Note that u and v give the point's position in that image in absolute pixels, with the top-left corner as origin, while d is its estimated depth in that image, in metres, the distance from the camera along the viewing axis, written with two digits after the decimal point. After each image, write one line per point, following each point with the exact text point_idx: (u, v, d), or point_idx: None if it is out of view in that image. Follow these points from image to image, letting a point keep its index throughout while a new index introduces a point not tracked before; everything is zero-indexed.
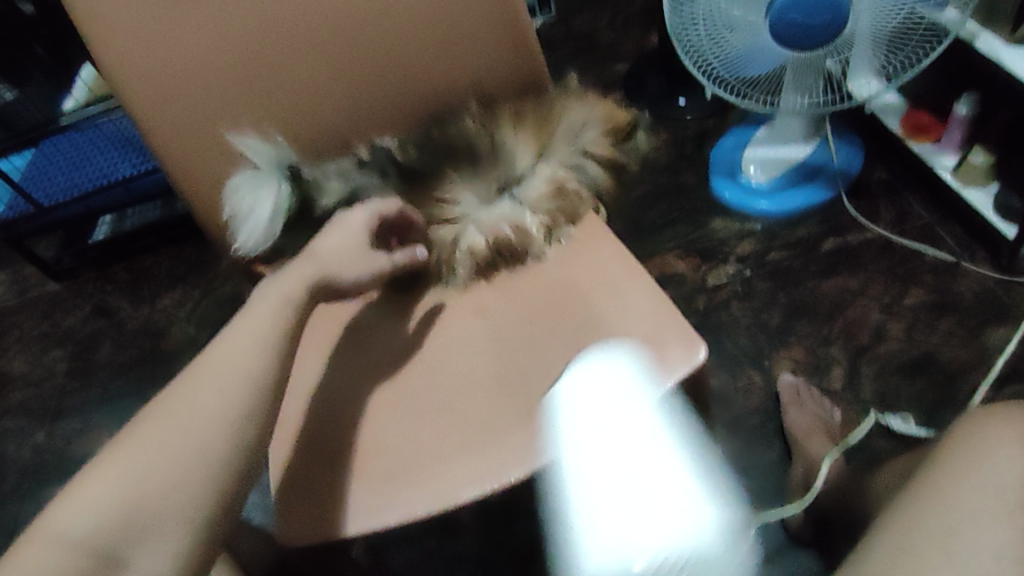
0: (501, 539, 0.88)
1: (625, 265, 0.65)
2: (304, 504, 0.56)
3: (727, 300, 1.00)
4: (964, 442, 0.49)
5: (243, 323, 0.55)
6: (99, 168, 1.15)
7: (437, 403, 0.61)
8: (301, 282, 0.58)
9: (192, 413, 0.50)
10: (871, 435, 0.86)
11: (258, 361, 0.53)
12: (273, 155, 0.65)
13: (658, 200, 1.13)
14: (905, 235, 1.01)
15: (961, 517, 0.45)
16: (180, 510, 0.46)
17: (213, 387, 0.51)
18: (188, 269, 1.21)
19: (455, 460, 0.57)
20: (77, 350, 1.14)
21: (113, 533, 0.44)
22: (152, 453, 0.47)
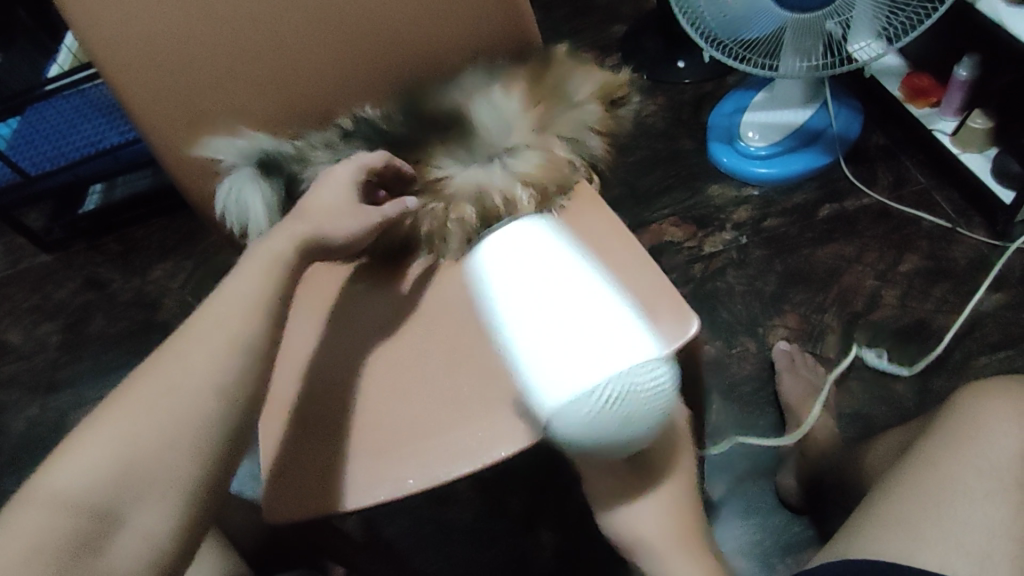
0: (495, 506, 0.89)
1: (622, 241, 0.64)
2: (299, 478, 0.58)
3: (723, 268, 1.00)
4: (969, 421, 0.56)
5: (234, 282, 0.49)
6: (86, 136, 1.12)
7: (427, 376, 0.61)
8: (290, 238, 0.53)
9: (185, 368, 0.44)
10: (863, 402, 0.87)
11: (249, 314, 0.48)
12: (243, 147, 0.66)
13: (654, 165, 1.11)
14: (902, 201, 1.01)
15: (963, 489, 0.52)
16: (176, 471, 0.41)
17: (209, 339, 0.46)
18: (180, 239, 1.20)
19: (447, 437, 0.57)
20: (70, 322, 1.14)
21: (109, 490, 0.39)
22: (146, 408, 0.42)
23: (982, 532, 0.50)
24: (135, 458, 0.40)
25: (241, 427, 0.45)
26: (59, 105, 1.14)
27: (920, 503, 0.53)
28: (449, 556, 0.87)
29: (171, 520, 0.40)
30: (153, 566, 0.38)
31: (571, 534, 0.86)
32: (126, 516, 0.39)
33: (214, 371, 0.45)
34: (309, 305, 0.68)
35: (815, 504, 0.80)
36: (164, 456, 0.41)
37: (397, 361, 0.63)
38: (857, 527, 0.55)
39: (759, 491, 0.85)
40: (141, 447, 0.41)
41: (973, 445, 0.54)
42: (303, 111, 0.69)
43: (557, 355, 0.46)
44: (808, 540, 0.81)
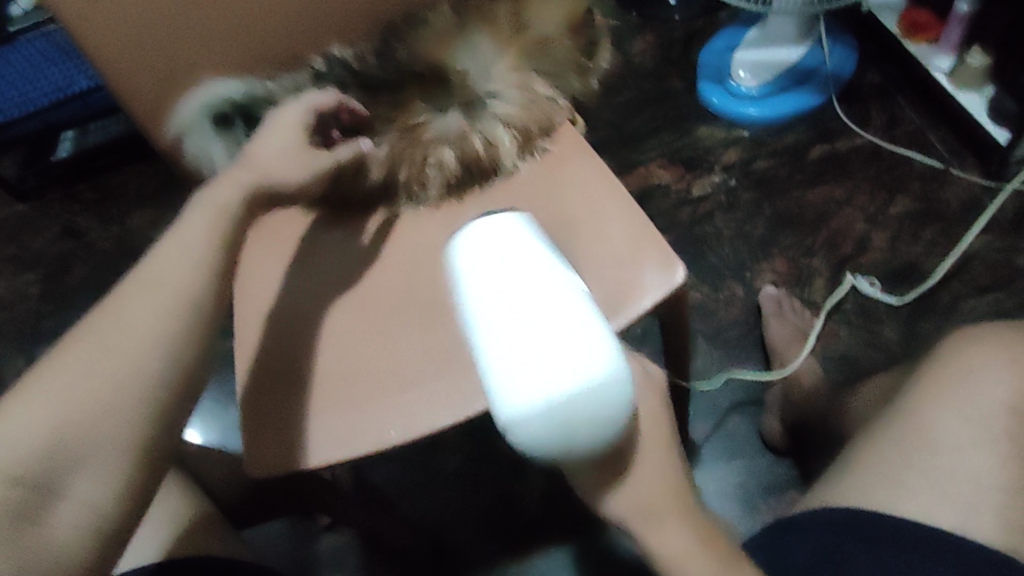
0: (481, 452, 0.90)
1: (604, 188, 0.63)
2: (274, 429, 0.57)
3: (711, 212, 0.98)
4: (955, 372, 0.59)
5: (175, 241, 0.47)
6: (51, 81, 1.05)
7: (405, 324, 0.60)
8: (237, 188, 0.51)
9: (123, 331, 0.43)
10: (848, 345, 0.87)
11: (194, 272, 0.46)
12: (201, 103, 0.64)
13: (643, 106, 1.07)
14: (896, 141, 0.99)
15: (950, 440, 0.55)
16: (114, 437, 0.40)
17: (146, 301, 0.44)
18: (157, 187, 1.17)
19: (426, 388, 0.57)
20: (49, 273, 1.12)
21: (40, 463, 0.38)
22: (82, 376, 0.41)
23: (969, 481, 0.53)
24: (70, 425, 0.39)
25: (189, 387, 0.44)
26: (23, 50, 1.06)
27: (908, 454, 0.56)
28: (434, 500, 0.89)
29: (106, 490, 0.39)
30: (95, 535, 0.39)
31: (557, 478, 0.87)
32: (64, 485, 0.39)
33: (154, 333, 0.43)
34: (278, 256, 0.65)
35: (798, 448, 0.81)
36: (102, 420, 0.40)
37: (373, 313, 0.61)
38: (848, 474, 0.58)
39: (743, 434, 0.86)
40: (77, 413, 0.40)
41: (960, 395, 0.57)
42: (270, 52, 0.65)
43: (522, 360, 0.41)
44: (789, 480, 0.82)
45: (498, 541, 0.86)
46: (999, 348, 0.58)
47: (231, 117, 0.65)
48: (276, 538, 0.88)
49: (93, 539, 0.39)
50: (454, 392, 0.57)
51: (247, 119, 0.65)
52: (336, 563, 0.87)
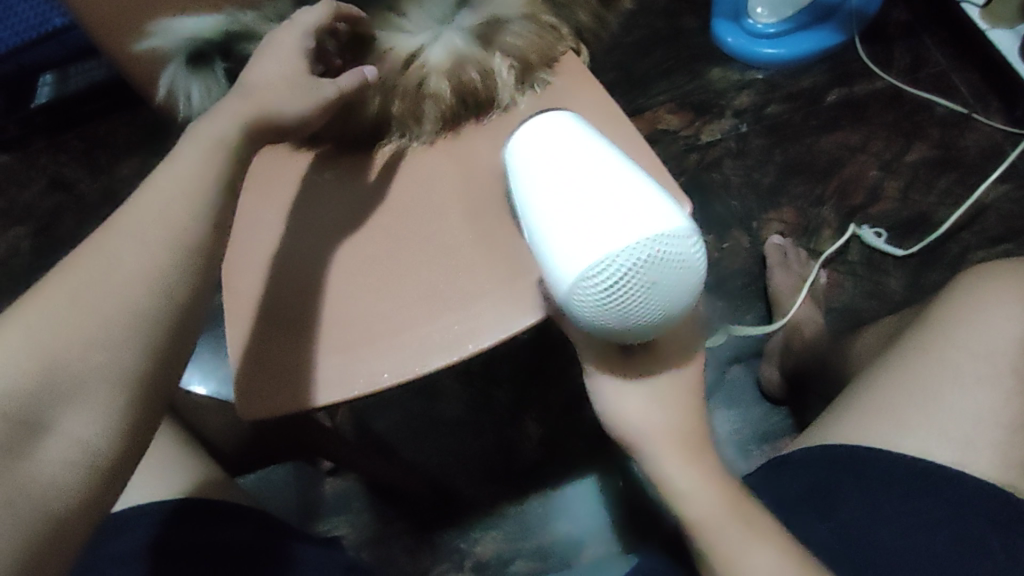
0: (479, 398, 0.91)
1: (608, 119, 0.61)
2: (272, 372, 0.57)
3: (720, 159, 0.95)
4: (963, 308, 0.57)
5: (168, 171, 0.42)
6: (24, 20, 0.97)
7: (397, 267, 0.60)
8: (233, 119, 0.45)
9: (110, 261, 0.38)
10: (854, 298, 0.86)
11: (191, 203, 0.41)
12: (177, 34, 0.59)
13: (652, 46, 1.03)
14: (918, 84, 0.94)
15: (954, 378, 0.54)
16: (104, 372, 0.36)
17: (133, 231, 0.39)
18: (145, 135, 1.17)
19: (422, 330, 0.57)
20: (40, 226, 1.14)
21: (22, 395, 0.34)
22: (62, 306, 0.36)
23: (970, 419, 0.52)
24: (52, 358, 0.35)
25: (185, 330, 0.39)
26: None
27: (910, 393, 0.54)
28: (439, 445, 0.91)
29: (102, 425, 0.35)
30: (90, 474, 0.34)
31: (554, 426, 0.88)
32: (50, 420, 0.34)
33: (147, 261, 0.39)
34: (266, 203, 0.64)
35: (796, 396, 0.81)
36: (88, 351, 0.35)
37: (371, 258, 0.61)
38: (846, 414, 0.57)
39: (742, 385, 0.86)
40: (60, 344, 0.35)
41: (971, 333, 0.55)
42: None
43: (578, 231, 0.42)
44: (785, 429, 0.83)
45: (498, 485, 0.88)
46: (1012, 282, 0.56)
47: (211, 54, 0.59)
48: (281, 481, 0.91)
49: (86, 481, 0.34)
50: (446, 336, 0.57)
51: (228, 57, 0.60)
52: (340, 506, 0.90)
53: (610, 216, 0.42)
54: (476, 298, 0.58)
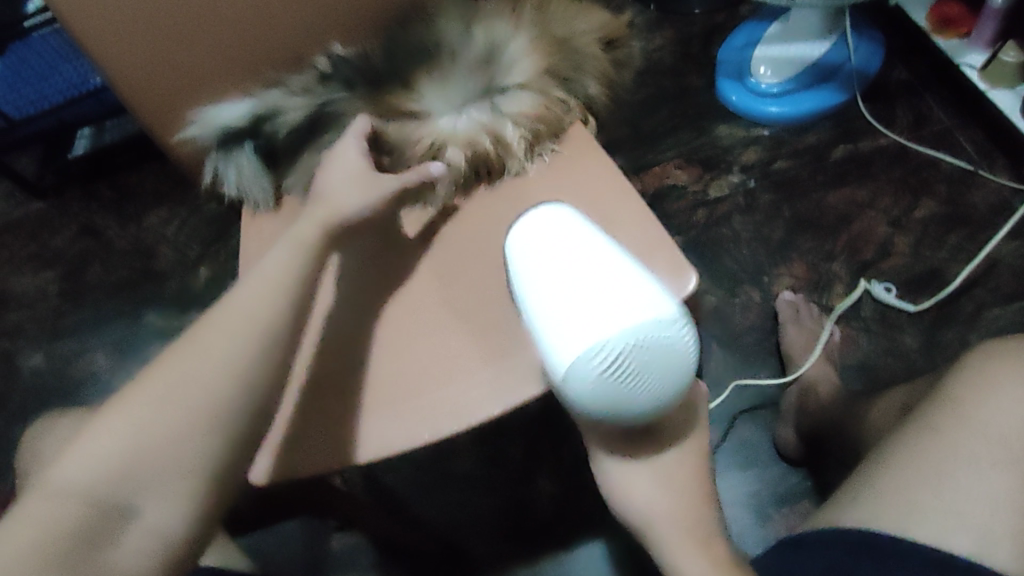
0: (490, 457, 0.90)
1: (622, 194, 0.62)
2: (306, 430, 0.55)
3: (728, 214, 0.96)
4: (967, 380, 0.55)
5: (257, 271, 0.49)
6: (67, 80, 1.14)
7: (426, 322, 0.60)
8: (317, 225, 0.52)
9: (205, 359, 0.44)
10: (870, 355, 0.85)
11: (268, 293, 0.47)
12: (211, 127, 0.67)
13: (659, 104, 1.05)
14: (921, 141, 0.95)
15: (958, 459, 0.51)
16: (186, 465, 0.41)
17: (223, 333, 0.45)
18: (173, 185, 1.25)
19: (456, 385, 0.57)
20: (68, 270, 1.20)
21: (118, 483, 0.40)
22: (161, 403, 0.42)
23: (986, 503, 0.49)
24: (145, 452, 0.41)
25: (253, 421, 0.44)
26: (36, 46, 1.15)
27: (923, 467, 0.52)
28: (445, 502, 0.88)
29: (180, 514, 0.41)
30: (168, 557, 0.40)
31: (565, 483, 0.87)
32: (137, 510, 0.40)
33: (235, 362, 0.44)
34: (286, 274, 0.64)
35: (814, 456, 0.79)
36: (177, 447, 0.41)
37: (409, 317, 0.61)
38: (853, 495, 0.54)
39: (759, 444, 0.84)
40: (153, 439, 0.41)
41: (980, 414, 0.53)
42: (276, 48, 0.68)
43: (567, 325, 0.45)
44: (805, 491, 0.80)
45: (508, 546, 0.85)
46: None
47: (240, 137, 0.67)
48: (287, 539, 0.89)
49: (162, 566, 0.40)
50: (483, 390, 0.56)
51: (255, 136, 0.67)
52: (346, 564, 0.87)
53: (602, 307, 0.44)
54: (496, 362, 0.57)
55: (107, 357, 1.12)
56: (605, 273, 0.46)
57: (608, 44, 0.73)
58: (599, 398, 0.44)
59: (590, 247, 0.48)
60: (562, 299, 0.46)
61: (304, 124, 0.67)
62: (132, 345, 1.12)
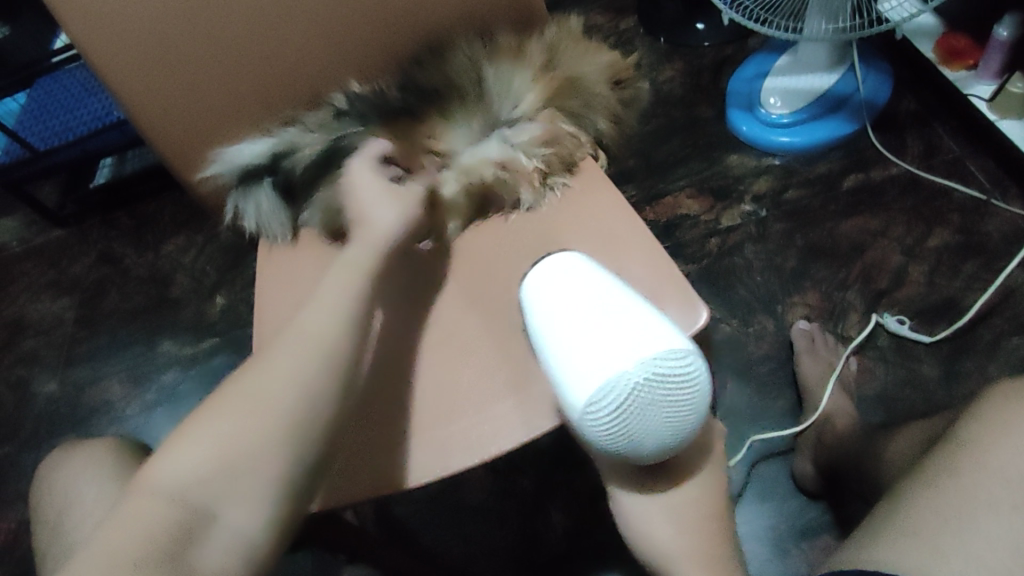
0: (504, 486, 0.90)
1: (635, 232, 0.65)
2: (351, 461, 0.57)
3: (740, 243, 0.96)
4: (979, 419, 0.52)
5: (325, 296, 0.51)
6: (91, 112, 1.20)
7: (456, 347, 0.63)
8: (370, 250, 0.56)
9: (285, 369, 0.46)
10: (886, 385, 0.84)
11: (340, 311, 0.50)
12: (231, 166, 0.69)
13: (670, 135, 1.07)
14: (933, 170, 0.96)
15: (976, 502, 0.48)
16: (267, 470, 0.42)
17: (302, 345, 0.47)
18: (190, 214, 1.27)
19: (493, 408, 0.59)
20: (85, 297, 1.22)
21: (207, 486, 0.41)
22: (244, 410, 0.44)
23: (1007, 546, 0.45)
24: (230, 457, 0.42)
25: (325, 437, 0.46)
26: (65, 80, 1.21)
27: (938, 514, 0.48)
28: (458, 534, 0.88)
29: (261, 519, 0.41)
30: (249, 560, 0.40)
31: (580, 514, 0.86)
32: (222, 513, 0.41)
33: (313, 374, 0.46)
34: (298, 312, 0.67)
35: (833, 490, 0.78)
36: (260, 453, 0.43)
37: (439, 346, 0.63)
38: (863, 544, 0.50)
39: (776, 476, 0.83)
40: (239, 444, 0.43)
41: (998, 453, 0.49)
42: (294, 89, 0.69)
43: (587, 353, 0.45)
44: (825, 525, 0.79)
45: None
46: None
47: (260, 173, 0.70)
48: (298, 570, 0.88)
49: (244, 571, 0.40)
50: (518, 415, 0.58)
51: (274, 172, 0.70)
52: None
53: (614, 340, 0.45)
54: (517, 394, 0.59)
55: (122, 384, 1.12)
56: (618, 312, 0.47)
57: (616, 83, 0.76)
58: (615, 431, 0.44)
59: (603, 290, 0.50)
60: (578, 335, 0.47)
61: (320, 158, 0.70)
62: (145, 374, 1.12)
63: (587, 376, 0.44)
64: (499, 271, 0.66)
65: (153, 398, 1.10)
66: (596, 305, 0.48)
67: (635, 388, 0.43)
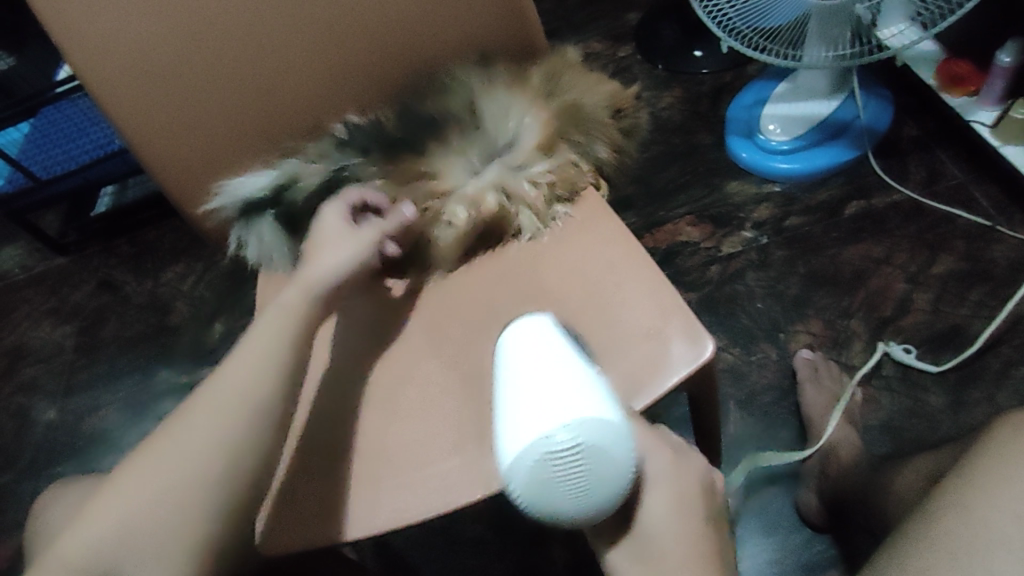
0: (502, 519, 0.88)
1: (636, 265, 0.65)
2: (296, 510, 0.58)
3: (742, 270, 0.95)
4: (991, 451, 0.50)
5: (254, 340, 0.53)
6: (94, 141, 1.21)
7: (432, 393, 0.64)
8: (301, 293, 0.56)
9: (196, 432, 0.47)
10: (893, 416, 0.82)
11: (262, 364, 0.51)
12: (235, 199, 0.71)
13: (669, 162, 1.07)
14: (936, 197, 0.94)
15: (989, 539, 0.45)
16: (172, 533, 0.44)
17: (212, 406, 0.49)
18: (190, 242, 1.27)
19: (443, 466, 0.59)
20: (84, 325, 1.21)
21: (113, 553, 0.43)
22: (151, 475, 0.46)
23: None
24: (136, 522, 0.44)
25: (247, 494, 0.47)
26: (67, 109, 1.22)
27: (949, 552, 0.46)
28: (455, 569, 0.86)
29: None
30: None
31: (579, 550, 0.83)
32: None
33: (222, 435, 0.47)
34: None
35: (840, 525, 0.76)
36: (164, 516, 0.44)
37: (415, 393, 0.64)
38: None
39: (781, 509, 0.81)
40: (143, 509, 0.45)
41: (1010, 485, 0.47)
42: (294, 121, 0.71)
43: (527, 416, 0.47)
44: (832, 561, 0.77)
45: None
46: None
47: (263, 206, 0.71)
48: None
49: None
50: (471, 471, 0.58)
51: (277, 205, 0.71)
52: None
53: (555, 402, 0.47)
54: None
55: (119, 413, 1.11)
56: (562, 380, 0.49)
57: (616, 112, 0.76)
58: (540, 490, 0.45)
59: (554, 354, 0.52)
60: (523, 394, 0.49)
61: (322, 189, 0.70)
62: (143, 402, 1.11)
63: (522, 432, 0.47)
64: (499, 306, 0.67)
65: (150, 428, 1.09)
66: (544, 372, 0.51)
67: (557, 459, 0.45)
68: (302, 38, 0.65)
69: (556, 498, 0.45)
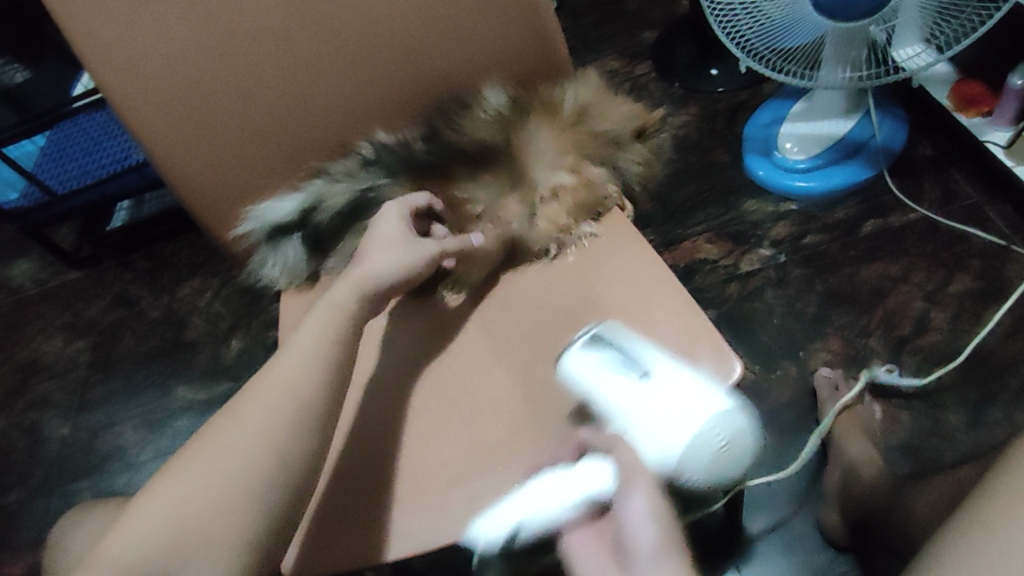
0: None
1: (664, 282, 0.65)
2: (336, 540, 0.59)
3: (761, 288, 0.96)
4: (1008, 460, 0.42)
5: (293, 349, 0.57)
6: (112, 155, 1.21)
7: (468, 416, 0.65)
8: (351, 290, 0.61)
9: (240, 435, 0.52)
10: (915, 435, 0.84)
11: (301, 375, 0.55)
12: (262, 223, 0.72)
13: (687, 180, 1.08)
14: (950, 216, 0.96)
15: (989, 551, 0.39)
16: (221, 532, 0.48)
17: (256, 408, 0.54)
18: (207, 256, 1.27)
19: (493, 484, 0.60)
20: (100, 340, 1.22)
21: (165, 553, 0.48)
22: (198, 477, 0.50)
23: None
24: (189, 524, 0.48)
25: (286, 498, 0.51)
26: (84, 123, 1.23)
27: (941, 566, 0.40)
28: None
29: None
30: None
31: None
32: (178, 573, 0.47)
33: (261, 440, 0.52)
34: None
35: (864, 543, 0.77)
36: (216, 517, 0.49)
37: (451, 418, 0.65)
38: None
39: (803, 528, 0.82)
40: (192, 511, 0.49)
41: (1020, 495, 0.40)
42: (320, 142, 0.71)
43: (665, 422, 0.54)
44: None
45: None
46: None
47: (290, 229, 0.72)
48: None
49: None
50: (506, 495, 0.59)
51: (303, 228, 0.73)
52: None
53: (682, 408, 0.54)
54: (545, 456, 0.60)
55: (135, 431, 1.11)
56: (670, 386, 0.55)
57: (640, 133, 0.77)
58: (708, 474, 0.54)
59: (661, 366, 0.57)
60: (655, 407, 0.55)
61: (348, 209, 0.72)
62: (158, 418, 1.12)
63: (679, 436, 0.53)
64: (529, 325, 0.69)
65: (166, 445, 1.09)
66: (650, 385, 0.56)
67: (719, 447, 0.53)
68: (337, 63, 0.66)
69: (714, 471, 0.54)
